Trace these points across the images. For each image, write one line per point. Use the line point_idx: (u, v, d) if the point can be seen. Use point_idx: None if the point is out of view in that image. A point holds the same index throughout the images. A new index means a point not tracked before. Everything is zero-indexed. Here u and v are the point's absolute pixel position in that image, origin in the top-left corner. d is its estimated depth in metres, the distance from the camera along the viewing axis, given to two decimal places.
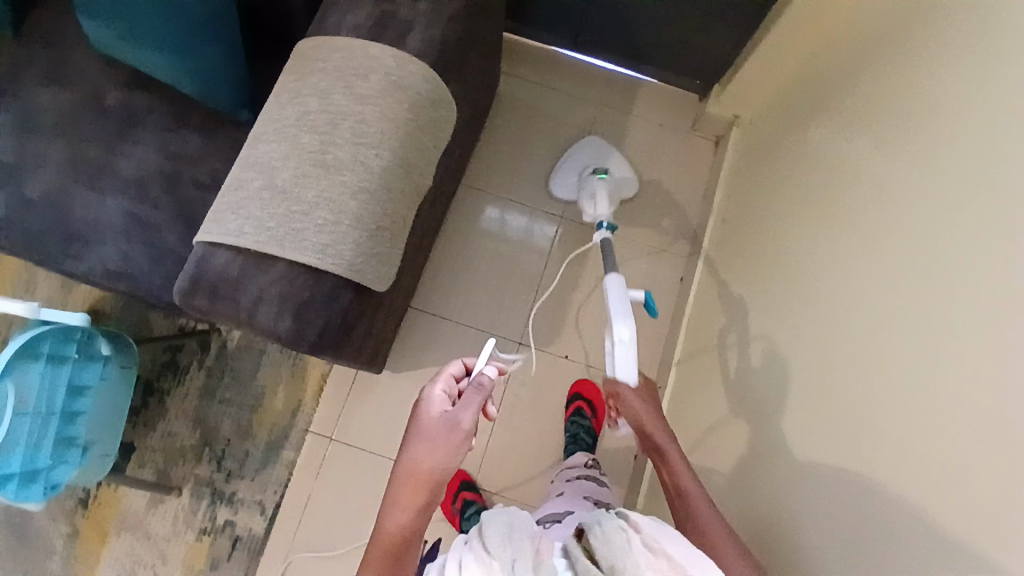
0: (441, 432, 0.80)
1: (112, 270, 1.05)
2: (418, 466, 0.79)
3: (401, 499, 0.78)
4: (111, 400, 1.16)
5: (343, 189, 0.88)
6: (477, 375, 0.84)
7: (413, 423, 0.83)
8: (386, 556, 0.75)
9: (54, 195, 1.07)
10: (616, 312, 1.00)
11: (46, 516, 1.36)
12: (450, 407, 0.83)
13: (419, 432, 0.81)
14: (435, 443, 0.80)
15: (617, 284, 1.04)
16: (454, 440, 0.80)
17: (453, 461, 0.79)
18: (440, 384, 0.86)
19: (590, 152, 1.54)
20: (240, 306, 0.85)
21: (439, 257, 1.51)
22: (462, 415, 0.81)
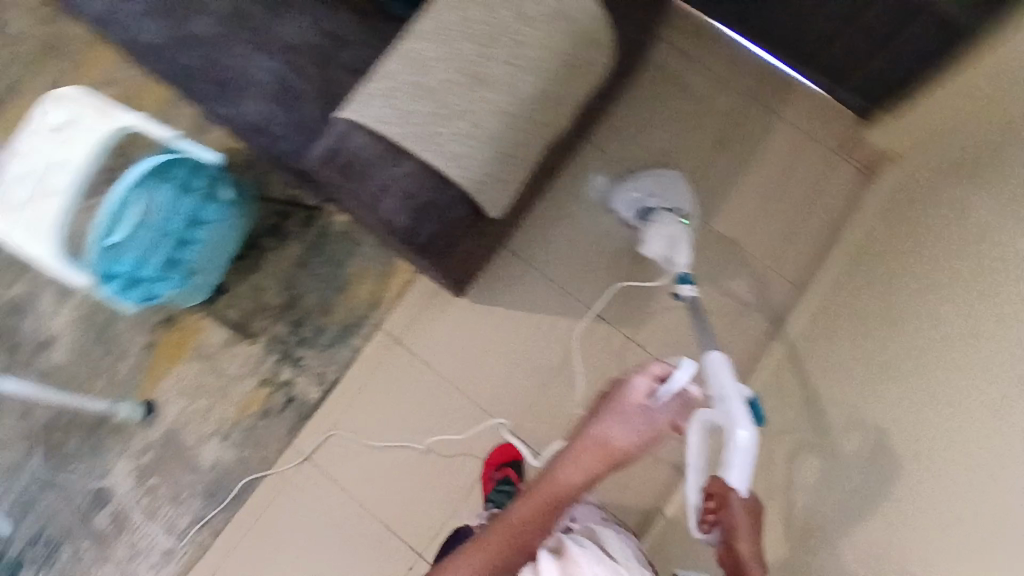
0: (638, 422, 0.87)
1: (252, 124, 1.11)
2: (605, 442, 0.85)
3: (581, 461, 0.85)
4: (221, 239, 1.24)
5: (489, 106, 0.89)
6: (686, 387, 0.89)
7: (610, 400, 0.89)
8: (549, 500, 0.84)
9: (214, 39, 1.12)
10: (730, 399, 0.88)
11: (131, 326, 1.52)
12: (650, 401, 0.88)
13: (617, 414, 0.87)
14: (626, 428, 0.86)
15: (720, 362, 0.95)
16: (647, 434, 0.86)
17: (635, 452, 0.86)
18: (646, 377, 0.88)
19: (657, 181, 1.46)
20: (367, 191, 0.90)
21: (544, 208, 1.51)
22: (660, 417, 0.87)
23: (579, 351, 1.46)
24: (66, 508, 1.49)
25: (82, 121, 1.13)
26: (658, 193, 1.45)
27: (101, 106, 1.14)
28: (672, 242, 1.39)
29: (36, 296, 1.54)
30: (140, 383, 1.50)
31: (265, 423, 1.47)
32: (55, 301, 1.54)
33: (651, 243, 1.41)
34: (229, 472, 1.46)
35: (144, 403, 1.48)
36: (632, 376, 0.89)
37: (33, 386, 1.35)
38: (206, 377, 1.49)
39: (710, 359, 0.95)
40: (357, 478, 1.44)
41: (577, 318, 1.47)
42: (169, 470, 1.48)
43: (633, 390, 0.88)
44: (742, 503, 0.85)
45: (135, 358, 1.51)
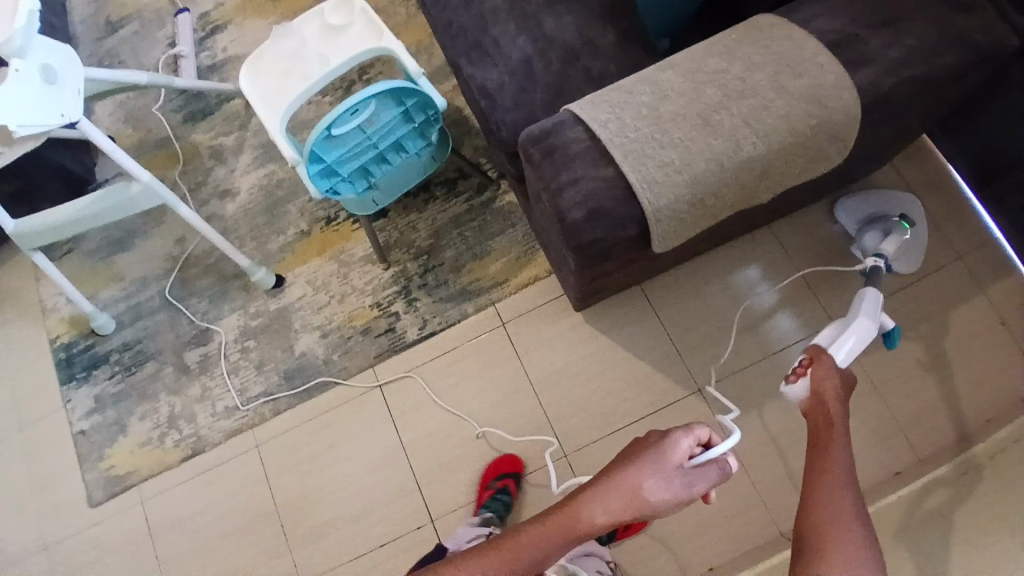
0: (675, 482, 0.84)
1: (484, 88, 1.20)
2: (637, 492, 0.83)
3: (609, 504, 0.84)
4: (406, 169, 1.36)
5: (705, 150, 0.90)
6: (725, 462, 0.87)
7: (652, 450, 0.86)
8: (570, 533, 0.83)
9: (488, 7, 1.25)
10: (866, 309, 1.17)
11: (297, 209, 1.69)
12: (689, 465, 0.85)
13: (652, 466, 0.85)
14: (662, 485, 0.84)
15: (870, 292, 1.22)
16: (677, 497, 0.84)
17: (662, 512, 0.84)
18: (693, 439, 0.86)
19: (889, 203, 1.47)
20: (556, 177, 0.93)
21: (691, 272, 1.52)
22: (697, 484, 0.84)
23: (664, 416, 1.42)
24: (173, 332, 1.66)
25: (351, 30, 1.28)
26: (885, 203, 1.47)
27: (371, 22, 1.27)
28: (886, 233, 1.39)
29: (239, 153, 1.76)
30: (279, 258, 1.66)
31: (360, 340, 1.56)
32: (250, 163, 1.75)
33: (869, 233, 1.42)
34: (311, 367, 1.56)
35: (276, 275, 1.62)
36: (674, 433, 0.86)
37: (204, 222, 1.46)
38: (333, 278, 1.62)
39: (863, 287, 1.24)
40: (412, 428, 1.49)
41: (677, 385, 1.43)
42: (266, 341, 1.60)
43: (674, 448, 0.86)
44: (833, 382, 0.99)
45: (288, 237, 1.67)
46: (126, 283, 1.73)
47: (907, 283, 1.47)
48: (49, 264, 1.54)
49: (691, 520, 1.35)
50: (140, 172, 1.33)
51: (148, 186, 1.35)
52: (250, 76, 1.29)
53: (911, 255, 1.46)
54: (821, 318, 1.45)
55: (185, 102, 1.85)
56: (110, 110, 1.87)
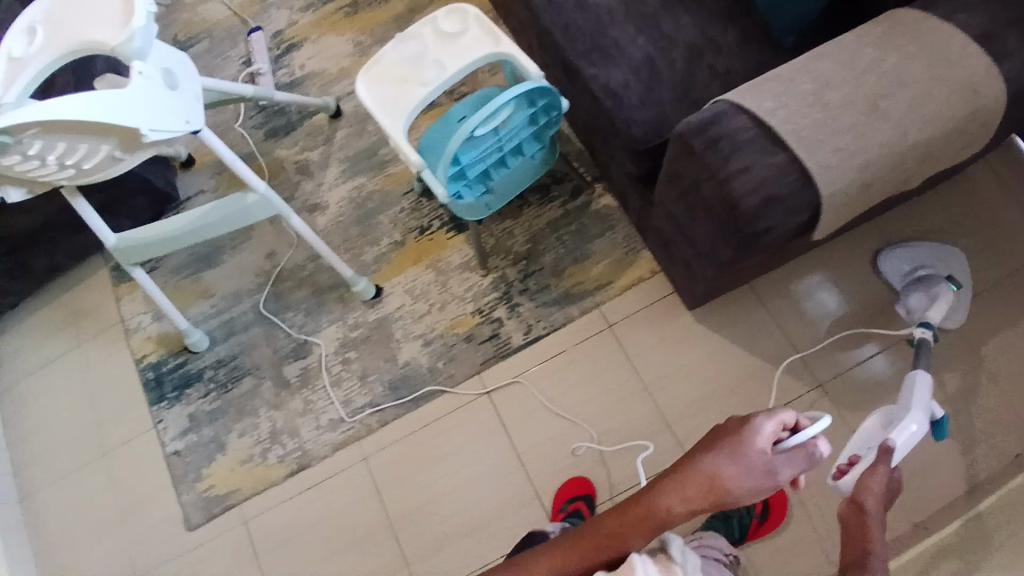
0: (758, 469, 0.77)
1: (610, 88, 1.20)
2: (716, 480, 0.78)
3: (686, 493, 0.79)
4: (520, 171, 1.36)
5: (875, 136, 0.92)
6: (814, 446, 0.78)
7: (731, 436, 0.80)
8: (648, 524, 0.79)
9: (606, 10, 1.27)
10: (917, 404, 1.07)
11: (389, 219, 1.70)
12: (773, 452, 0.78)
13: (730, 453, 0.78)
14: (745, 472, 0.77)
15: (922, 381, 1.12)
16: (759, 485, 0.77)
17: (748, 498, 0.78)
18: (776, 423, 0.79)
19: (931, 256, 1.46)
20: (728, 165, 0.94)
21: (796, 267, 1.52)
22: (783, 469, 0.77)
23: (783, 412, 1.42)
24: (269, 346, 1.65)
25: (467, 35, 1.31)
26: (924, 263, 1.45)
27: (487, 27, 1.30)
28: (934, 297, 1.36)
29: (325, 166, 1.77)
30: (375, 268, 1.66)
31: (464, 347, 1.56)
32: (337, 175, 1.76)
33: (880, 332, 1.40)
34: (416, 376, 1.56)
35: (375, 286, 1.63)
36: (757, 418, 0.79)
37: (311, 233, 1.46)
38: (432, 287, 1.62)
39: (916, 374, 1.14)
40: (525, 433, 1.48)
41: (793, 380, 1.43)
42: (367, 352, 1.59)
43: (756, 433, 0.78)
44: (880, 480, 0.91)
45: (382, 248, 1.68)
46: (216, 300, 1.72)
47: (1014, 270, 1.47)
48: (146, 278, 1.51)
49: (821, 515, 1.34)
50: (257, 183, 1.33)
51: (264, 197, 1.36)
52: (368, 83, 1.31)
53: (959, 308, 1.42)
54: (931, 309, 1.45)
55: (266, 119, 1.86)
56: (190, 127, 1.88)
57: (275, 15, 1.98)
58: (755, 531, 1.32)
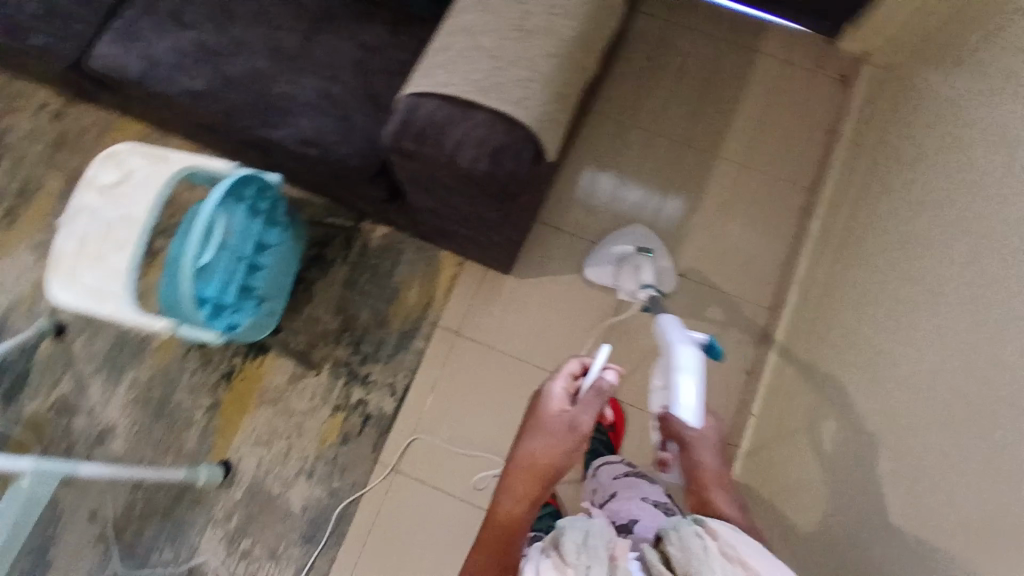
0: (561, 428, 0.82)
1: (305, 139, 1.16)
2: (533, 458, 0.79)
3: (515, 487, 0.78)
4: (282, 263, 1.23)
5: (539, 52, 0.97)
6: (597, 380, 0.87)
7: (531, 418, 0.85)
8: (499, 538, 0.74)
9: (254, 74, 1.20)
10: (675, 342, 0.98)
11: (186, 390, 1.49)
12: (570, 405, 0.85)
13: (538, 428, 0.82)
14: (553, 438, 0.81)
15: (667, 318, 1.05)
16: (571, 440, 0.81)
17: (568, 459, 0.80)
18: (559, 382, 0.87)
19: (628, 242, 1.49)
20: (444, 148, 0.96)
21: (566, 179, 1.60)
22: (582, 416, 0.83)
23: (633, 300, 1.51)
24: None
25: (134, 174, 1.19)
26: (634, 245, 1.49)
27: (150, 153, 1.19)
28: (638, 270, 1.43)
29: (84, 391, 1.51)
30: (208, 446, 1.46)
31: (349, 449, 1.45)
32: (103, 390, 1.50)
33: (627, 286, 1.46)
34: (323, 509, 1.42)
35: (219, 463, 1.43)
36: (547, 385, 0.88)
37: (110, 465, 1.23)
38: (277, 420, 1.46)
39: (658, 321, 1.04)
40: (455, 478, 1.44)
41: None
42: (262, 526, 1.41)
43: (550, 399, 0.86)
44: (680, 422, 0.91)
45: (198, 423, 1.47)
46: None
47: (711, 73, 1.65)
48: None
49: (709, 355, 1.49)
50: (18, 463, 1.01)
51: (41, 473, 1.04)
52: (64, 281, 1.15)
53: (669, 275, 1.50)
54: (677, 146, 1.61)
55: None
56: None
57: None
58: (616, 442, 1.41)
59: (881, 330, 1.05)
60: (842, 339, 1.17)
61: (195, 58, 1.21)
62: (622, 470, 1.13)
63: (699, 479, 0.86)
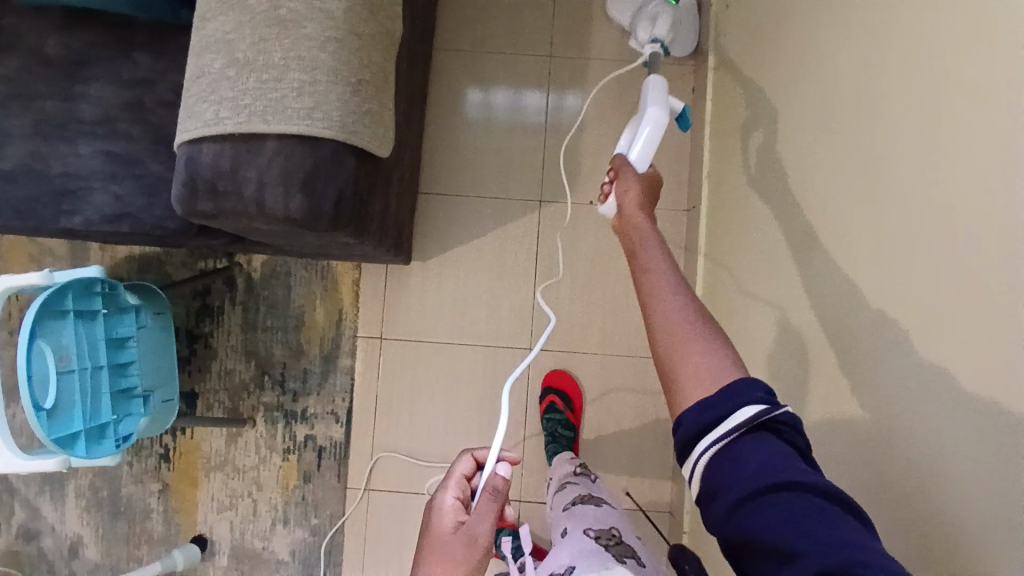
0: (461, 547, 0.81)
1: (110, 215, 0.99)
2: None
3: None
4: (154, 345, 1.13)
5: (311, 43, 0.79)
6: (487, 480, 0.81)
7: (429, 535, 0.84)
8: None
9: (23, 161, 1.00)
10: (653, 104, 0.88)
11: (132, 483, 1.40)
12: (465, 516, 0.84)
13: (435, 546, 0.82)
14: (452, 561, 0.81)
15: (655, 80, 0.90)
16: (473, 555, 0.81)
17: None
18: (451, 492, 0.85)
19: None
20: (246, 197, 0.80)
21: (438, 135, 1.43)
22: (479, 530, 0.81)
23: (545, 244, 1.43)
24: None
25: None
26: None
27: None
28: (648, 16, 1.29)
29: (39, 512, 1.40)
30: (175, 527, 1.40)
31: (314, 485, 1.40)
32: (49, 511, 1.40)
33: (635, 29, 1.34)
34: (310, 548, 1.39)
35: (193, 542, 1.37)
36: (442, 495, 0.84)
37: None
38: (231, 482, 1.40)
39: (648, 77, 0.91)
40: (429, 477, 1.41)
41: (525, 216, 1.42)
42: None
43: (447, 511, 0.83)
44: (635, 198, 0.80)
45: (156, 510, 1.40)
46: None
47: None
48: None
49: None
50: None
51: None
52: None
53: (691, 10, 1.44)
54: (543, 59, 1.44)
55: None
56: None
57: None
58: (576, 417, 1.39)
59: (782, 224, 0.97)
60: (752, 236, 1.09)
61: None
62: (569, 498, 1.15)
63: (665, 336, 0.62)
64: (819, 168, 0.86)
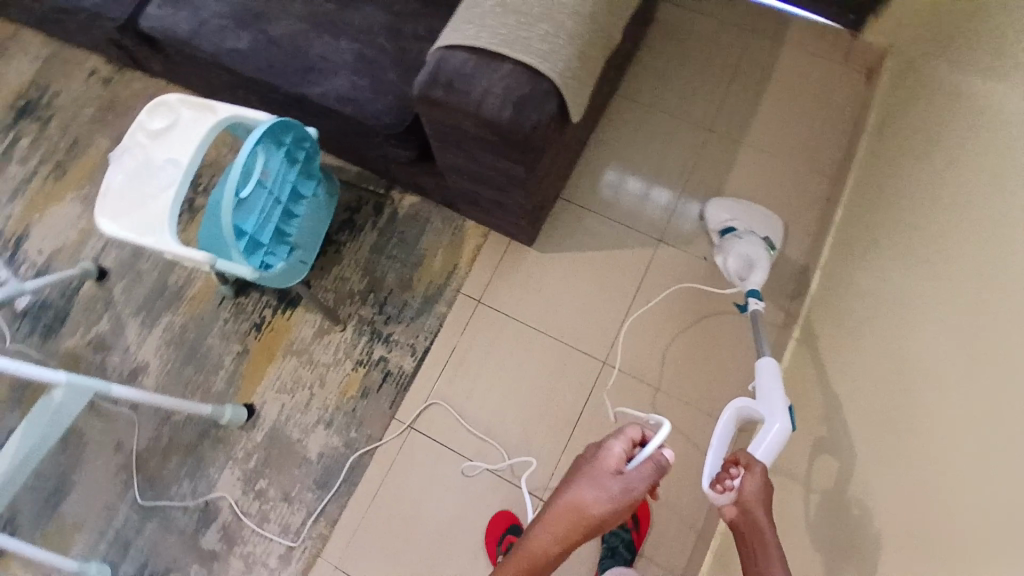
0: (615, 489, 0.78)
1: (342, 95, 1.23)
2: (582, 509, 0.78)
3: (552, 526, 0.79)
4: (316, 213, 1.33)
5: (565, 10, 1.02)
6: (656, 449, 0.80)
7: (587, 464, 0.83)
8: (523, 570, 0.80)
9: (293, 37, 1.28)
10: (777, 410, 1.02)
11: (218, 337, 1.55)
12: (627, 467, 0.81)
13: (591, 476, 0.81)
14: (604, 495, 0.78)
15: (770, 368, 1.09)
16: (623, 503, 0.77)
17: (614, 519, 0.78)
18: (620, 441, 0.82)
19: (748, 216, 1.53)
20: (471, 97, 1.00)
21: (591, 160, 1.65)
22: (635, 484, 0.78)
23: (649, 279, 1.54)
24: (174, 534, 1.45)
25: (179, 121, 1.22)
26: (749, 220, 1.51)
27: (194, 104, 1.21)
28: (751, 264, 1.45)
29: (121, 329, 1.57)
30: (234, 388, 1.52)
31: (367, 402, 1.49)
32: (139, 332, 1.57)
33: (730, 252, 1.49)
34: (338, 458, 1.46)
35: (244, 406, 1.48)
36: (606, 441, 0.84)
37: (142, 391, 1.29)
38: (301, 370, 1.52)
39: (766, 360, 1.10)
40: (467, 440, 1.46)
41: (640, 249, 1.57)
42: (278, 469, 1.46)
43: (609, 455, 0.82)
44: (755, 492, 0.86)
45: (227, 368, 1.54)
46: (88, 527, 1.48)
47: (737, 67, 1.70)
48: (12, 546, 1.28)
49: (729, 336, 1.49)
50: (56, 374, 1.14)
51: (69, 384, 1.16)
52: (109, 214, 1.18)
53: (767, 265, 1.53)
54: (702, 134, 1.65)
55: (34, 323, 1.60)
56: None
57: None
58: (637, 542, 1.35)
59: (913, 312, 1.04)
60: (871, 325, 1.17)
61: (239, 21, 1.30)
62: None
63: None
64: (958, 268, 0.97)
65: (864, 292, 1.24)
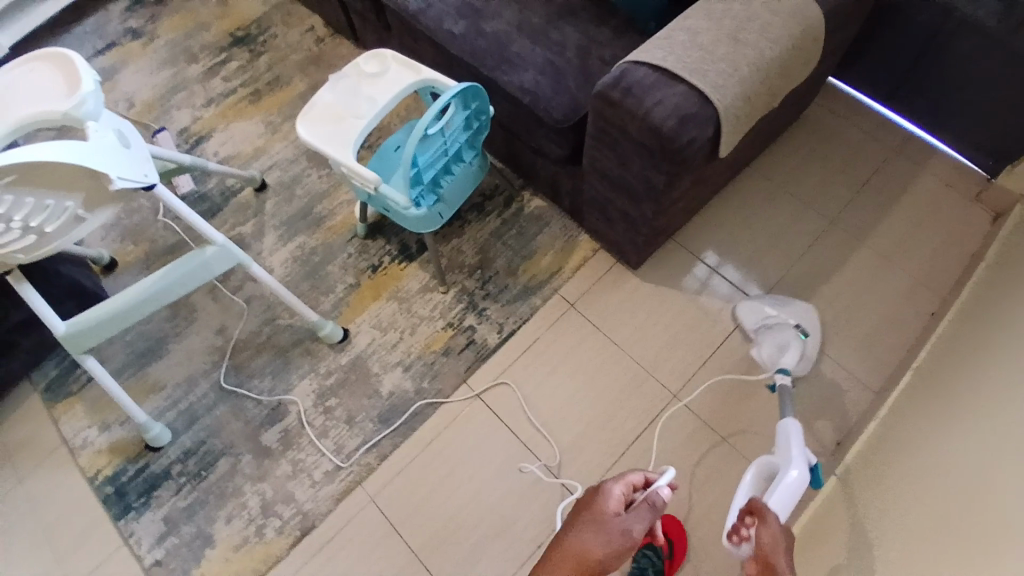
0: (616, 532, 0.88)
1: (525, 87, 1.42)
2: (585, 552, 0.86)
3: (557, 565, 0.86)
4: (465, 179, 1.50)
5: (744, 58, 1.17)
6: (656, 492, 0.91)
7: (589, 510, 0.91)
8: None
9: (500, 34, 1.50)
10: (794, 460, 1.08)
11: (339, 266, 1.73)
12: (625, 512, 0.91)
13: (594, 525, 0.89)
14: (606, 539, 0.88)
15: (791, 430, 1.16)
16: (625, 545, 0.87)
17: (617, 561, 0.86)
18: (620, 486, 0.92)
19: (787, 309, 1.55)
20: (644, 103, 1.15)
21: (710, 216, 1.77)
22: (635, 525, 0.89)
23: (737, 334, 1.60)
24: (241, 420, 1.57)
25: (388, 71, 1.45)
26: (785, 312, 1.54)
27: (405, 62, 1.44)
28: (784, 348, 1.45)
29: (261, 236, 1.78)
30: (337, 312, 1.67)
31: (446, 361, 1.60)
32: (275, 242, 1.77)
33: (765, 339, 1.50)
34: (405, 400, 1.56)
35: (341, 328, 1.63)
36: (606, 484, 0.93)
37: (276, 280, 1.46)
38: (398, 315, 1.66)
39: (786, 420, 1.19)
40: (525, 424, 1.53)
41: (735, 305, 1.64)
42: (350, 394, 1.57)
43: (609, 499, 0.91)
44: (773, 535, 0.92)
45: (337, 294, 1.70)
46: (170, 390, 1.63)
47: (869, 175, 1.79)
48: (106, 377, 1.42)
49: (801, 410, 1.51)
50: (216, 233, 1.33)
51: (222, 248, 1.35)
52: (308, 122, 1.40)
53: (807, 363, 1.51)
54: (821, 223, 1.74)
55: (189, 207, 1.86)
56: (103, 235, 1.86)
57: (182, 120, 2.01)
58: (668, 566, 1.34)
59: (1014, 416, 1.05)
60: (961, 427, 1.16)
61: (460, 12, 1.55)
62: None
63: None
64: None
65: (957, 395, 1.24)
